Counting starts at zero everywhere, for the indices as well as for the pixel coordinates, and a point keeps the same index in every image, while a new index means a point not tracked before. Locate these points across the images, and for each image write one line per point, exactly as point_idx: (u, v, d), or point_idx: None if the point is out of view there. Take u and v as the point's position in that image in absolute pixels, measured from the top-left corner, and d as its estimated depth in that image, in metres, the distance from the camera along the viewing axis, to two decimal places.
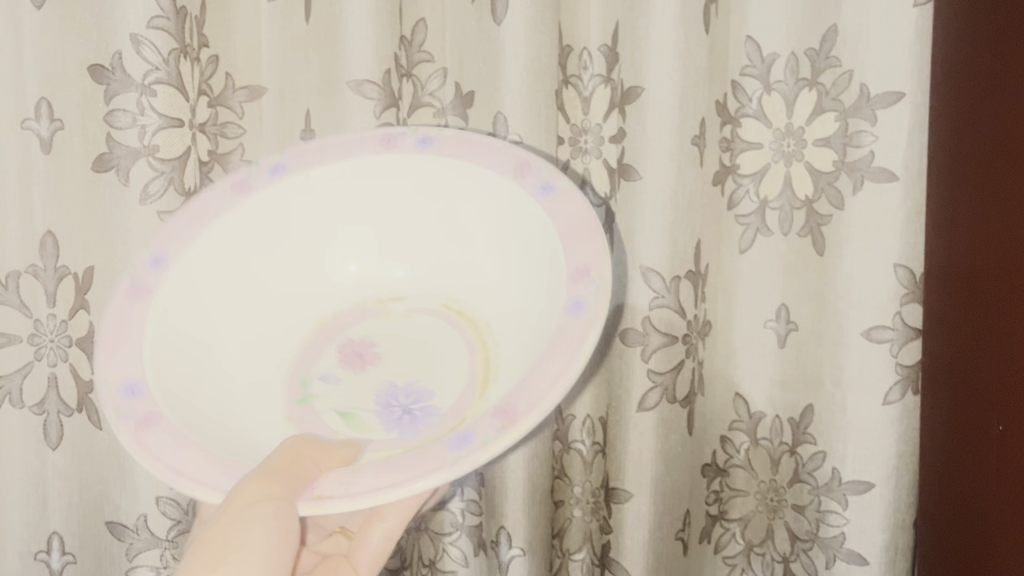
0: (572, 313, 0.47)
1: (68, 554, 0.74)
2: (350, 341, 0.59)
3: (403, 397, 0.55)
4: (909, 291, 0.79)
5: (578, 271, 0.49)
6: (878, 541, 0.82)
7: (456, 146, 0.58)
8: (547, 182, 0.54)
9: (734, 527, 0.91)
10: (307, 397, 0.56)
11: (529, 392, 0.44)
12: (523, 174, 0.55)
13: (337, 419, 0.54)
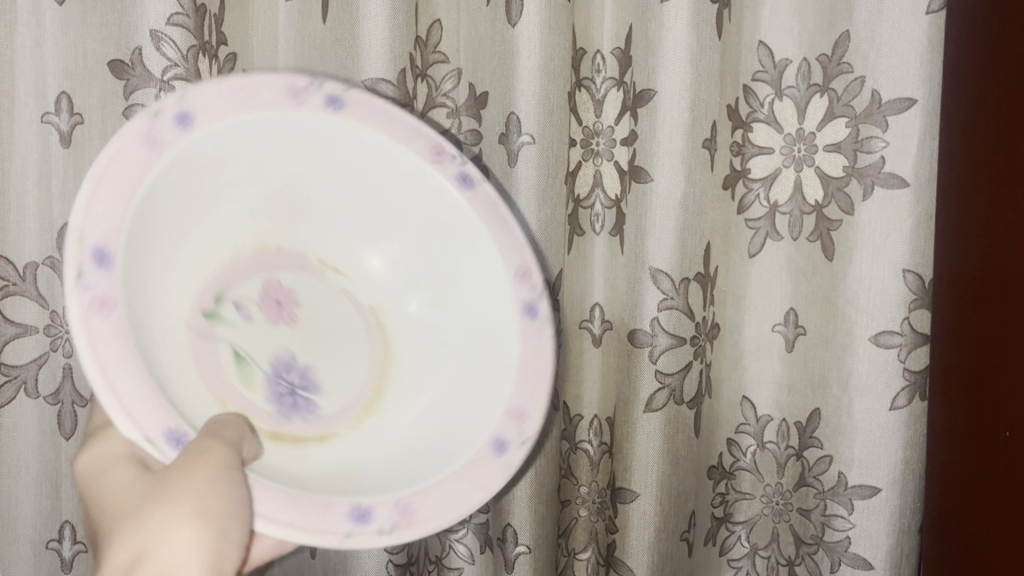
0: (496, 451, 0.53)
1: (78, 543, 0.75)
2: (273, 283, 0.57)
3: (294, 374, 0.57)
4: (915, 296, 0.79)
5: (514, 412, 0.55)
6: (883, 545, 0.82)
7: (485, 208, 0.58)
8: (533, 306, 0.58)
9: (739, 530, 0.90)
10: (214, 314, 0.54)
11: (430, 501, 0.50)
12: (522, 281, 0.58)
13: (228, 355, 0.54)
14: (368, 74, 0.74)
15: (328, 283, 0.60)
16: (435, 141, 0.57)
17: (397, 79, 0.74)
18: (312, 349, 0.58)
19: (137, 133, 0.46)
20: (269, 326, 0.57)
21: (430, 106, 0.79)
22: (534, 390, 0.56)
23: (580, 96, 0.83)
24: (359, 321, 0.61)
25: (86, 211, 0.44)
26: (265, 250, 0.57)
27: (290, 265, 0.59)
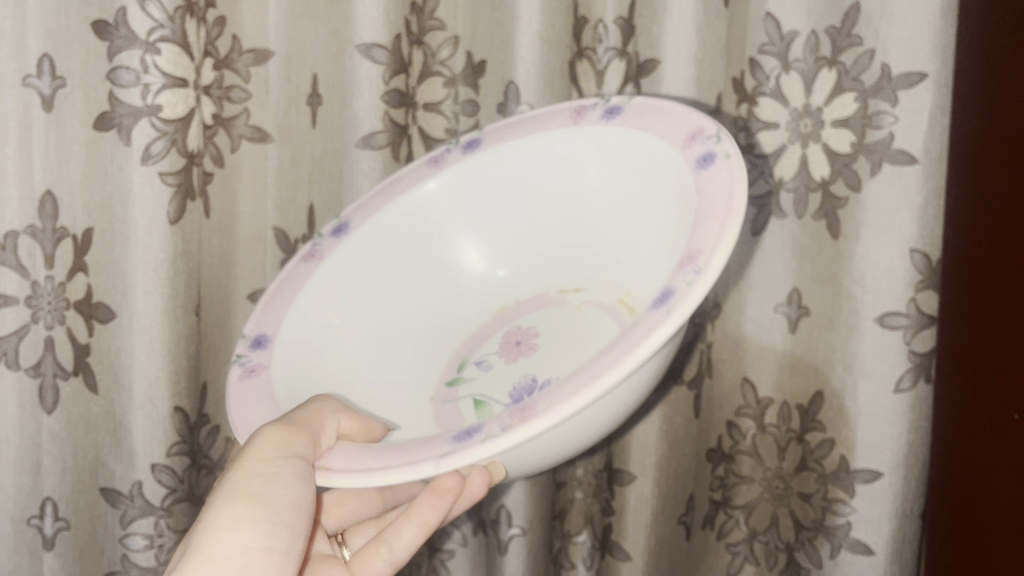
0: (659, 304, 0.42)
1: (60, 520, 0.71)
2: (515, 330, 0.62)
3: (535, 386, 0.55)
4: (922, 277, 0.77)
5: (688, 258, 0.43)
6: (884, 531, 0.80)
7: (636, 118, 0.57)
8: (710, 153, 0.49)
9: (737, 514, 0.89)
10: (457, 379, 0.61)
11: (559, 393, 0.40)
12: (692, 144, 0.51)
13: (470, 405, 0.57)
14: (362, 38, 0.71)
15: (570, 303, 0.62)
16: (576, 108, 0.61)
17: (392, 44, 0.71)
18: (552, 360, 0.58)
19: (301, 255, 0.63)
20: (512, 362, 0.59)
21: (426, 74, 0.76)
22: (721, 227, 0.43)
23: (581, 66, 0.79)
24: (607, 313, 0.60)
25: (256, 319, 0.59)
26: (505, 312, 0.65)
27: (531, 307, 0.64)
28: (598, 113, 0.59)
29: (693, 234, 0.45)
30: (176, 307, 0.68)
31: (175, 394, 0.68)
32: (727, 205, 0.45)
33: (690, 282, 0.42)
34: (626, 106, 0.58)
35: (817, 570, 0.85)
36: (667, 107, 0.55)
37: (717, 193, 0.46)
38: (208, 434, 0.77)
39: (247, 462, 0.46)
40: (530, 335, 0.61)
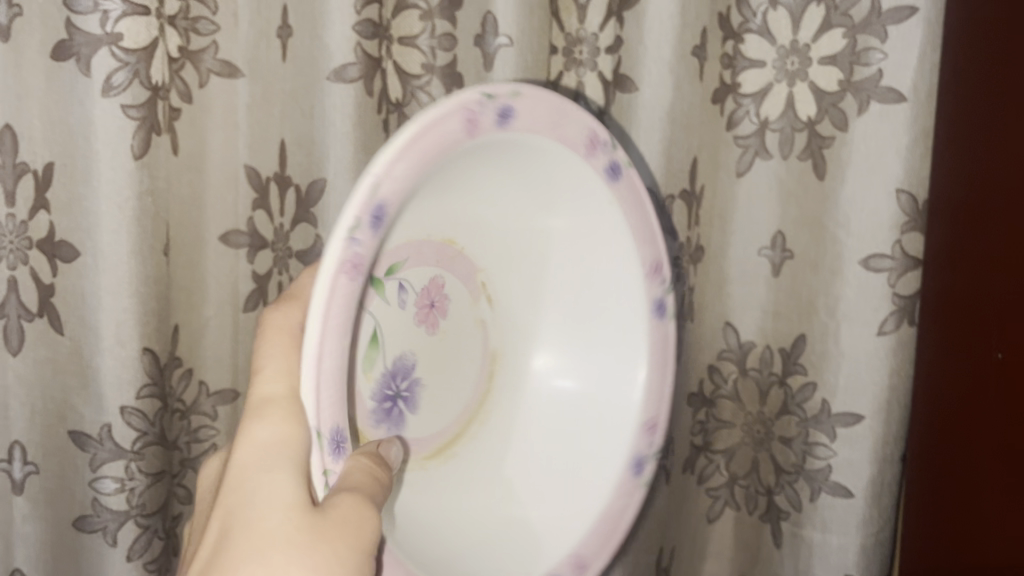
0: None
1: (29, 464, 0.69)
2: (439, 283, 0.56)
3: (400, 381, 0.54)
4: (908, 219, 0.76)
5: (578, 561, 0.58)
6: (865, 474, 0.79)
7: (655, 343, 0.60)
8: (641, 462, 0.60)
9: (718, 459, 0.88)
10: (392, 271, 0.52)
11: None
12: (649, 435, 0.60)
13: (370, 334, 0.51)
14: None
15: (478, 309, 0.59)
16: (657, 259, 0.60)
17: None
18: (434, 370, 0.57)
19: (461, 110, 0.46)
20: (417, 327, 0.55)
21: (400, 7, 0.73)
22: (631, 499, 0.60)
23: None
24: (482, 356, 0.60)
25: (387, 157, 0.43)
26: (449, 245, 0.56)
27: (466, 264, 0.58)
28: (658, 292, 0.60)
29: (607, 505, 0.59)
30: (144, 247, 0.66)
31: (143, 335, 0.67)
32: (613, 530, 0.60)
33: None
34: (668, 318, 0.61)
35: (797, 513, 0.84)
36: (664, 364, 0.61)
37: (621, 512, 0.60)
38: (181, 378, 0.76)
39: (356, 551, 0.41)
40: (442, 307, 0.56)
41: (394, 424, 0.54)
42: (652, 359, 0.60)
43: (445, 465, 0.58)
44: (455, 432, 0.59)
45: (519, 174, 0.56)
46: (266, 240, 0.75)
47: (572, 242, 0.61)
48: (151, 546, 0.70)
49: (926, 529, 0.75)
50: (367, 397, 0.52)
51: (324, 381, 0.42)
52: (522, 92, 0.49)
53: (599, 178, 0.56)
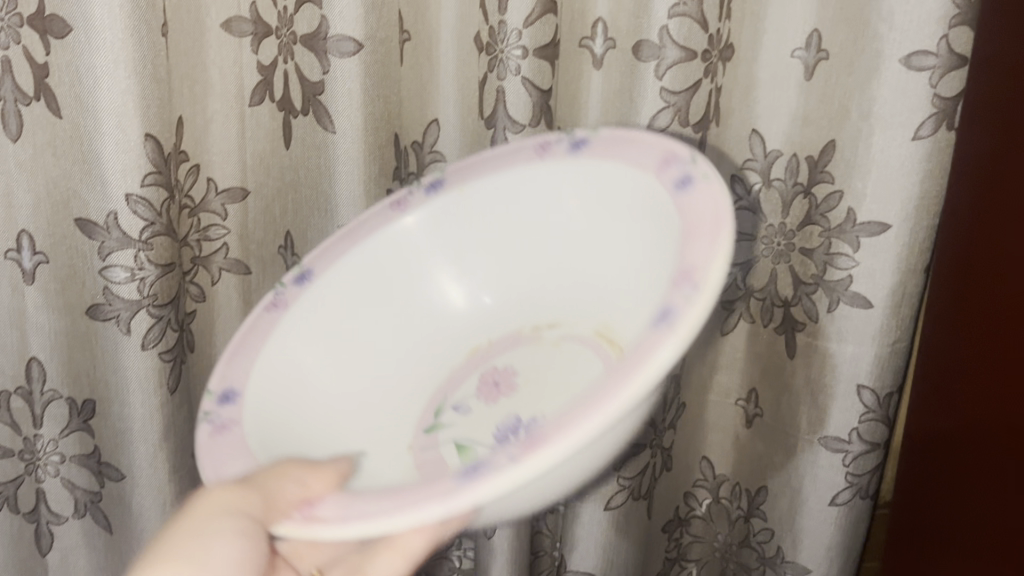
0: (661, 322, 0.43)
1: (39, 254, 0.68)
2: (493, 369, 0.62)
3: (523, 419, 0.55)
4: (959, 10, 0.70)
5: (683, 275, 0.46)
6: (885, 284, 0.78)
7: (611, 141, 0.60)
8: (687, 174, 0.53)
9: (736, 273, 0.86)
10: (436, 426, 0.60)
11: (562, 421, 0.40)
12: (668, 166, 0.54)
13: (453, 449, 0.56)
14: None
15: (546, 341, 0.62)
16: (540, 143, 0.63)
17: None
18: (533, 400, 0.58)
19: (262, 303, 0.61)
20: (492, 404, 0.60)
21: None
22: (709, 244, 0.47)
23: None
24: (590, 348, 0.60)
25: (218, 370, 0.56)
26: (478, 353, 0.64)
27: (507, 346, 0.64)
28: (565, 144, 0.62)
29: (686, 251, 0.48)
30: (140, 27, 0.61)
31: (146, 120, 0.64)
32: (709, 217, 0.49)
33: (688, 298, 0.44)
34: (596, 139, 0.61)
35: (813, 325, 0.83)
36: (631, 139, 0.59)
37: (712, 204, 0.50)
38: (188, 173, 0.72)
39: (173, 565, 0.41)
40: (509, 376, 0.61)
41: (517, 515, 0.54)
42: (615, 155, 0.58)
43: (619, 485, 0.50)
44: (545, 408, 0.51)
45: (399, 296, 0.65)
46: (270, 28, 0.70)
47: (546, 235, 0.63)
48: (164, 337, 0.69)
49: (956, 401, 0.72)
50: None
51: (225, 466, 0.49)
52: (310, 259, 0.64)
53: (423, 197, 0.65)
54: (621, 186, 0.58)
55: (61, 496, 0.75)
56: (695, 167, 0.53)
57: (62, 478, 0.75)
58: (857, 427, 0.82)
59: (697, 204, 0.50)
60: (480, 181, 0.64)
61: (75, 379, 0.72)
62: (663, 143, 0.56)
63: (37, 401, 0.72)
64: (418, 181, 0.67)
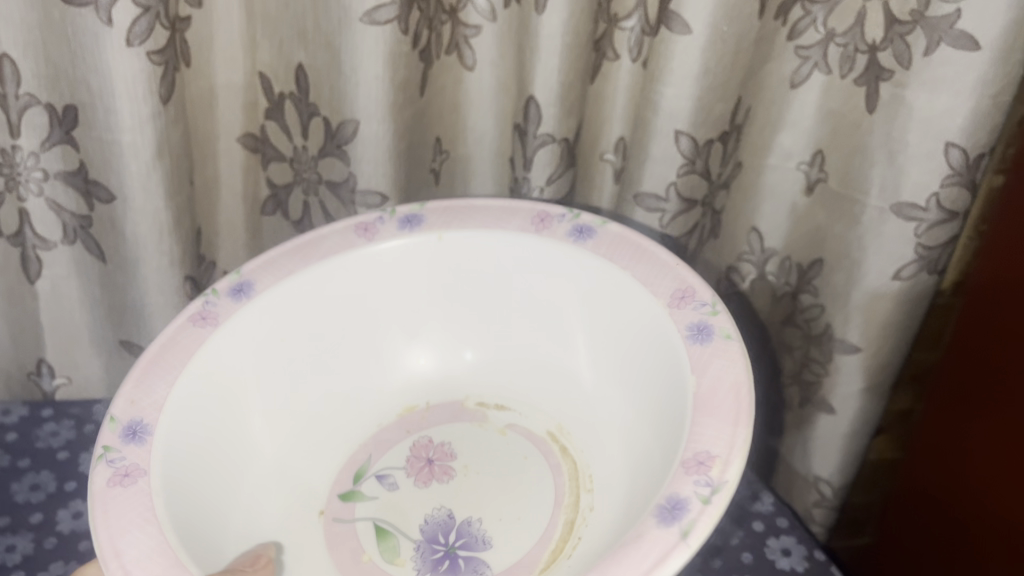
0: (671, 513, 0.47)
1: None
2: (420, 444, 0.66)
3: (449, 536, 0.60)
4: None
5: (695, 461, 0.49)
6: (999, 21, 0.64)
7: (614, 243, 0.66)
8: (705, 322, 0.58)
9: (817, 12, 0.73)
10: (350, 495, 0.62)
11: None
12: (682, 303, 0.60)
13: (369, 533, 0.60)
14: None
15: (491, 424, 0.67)
16: (539, 213, 0.69)
17: None
18: (468, 499, 0.62)
19: (190, 318, 0.61)
20: (422, 488, 0.63)
21: None
22: (732, 440, 0.50)
23: None
24: (537, 451, 0.65)
25: (127, 393, 0.56)
26: (410, 414, 0.68)
27: (440, 419, 0.68)
28: (566, 225, 0.68)
29: (698, 425, 0.52)
30: None
31: None
32: (730, 389, 0.54)
33: (703, 497, 0.47)
34: (600, 229, 0.67)
35: (904, 72, 0.70)
36: (644, 250, 0.65)
37: (720, 380, 0.54)
38: None
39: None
40: (445, 456, 0.65)
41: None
42: (617, 258, 0.65)
43: (571, 557, 0.57)
44: None
45: (403, 345, 0.70)
46: None
47: (526, 298, 0.69)
48: (154, 33, 0.59)
49: (981, 392, 0.73)
50: (415, 574, 0.57)
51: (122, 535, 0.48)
52: (251, 271, 0.65)
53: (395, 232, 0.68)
54: (626, 300, 0.64)
55: (48, 219, 0.69)
56: (725, 344, 0.57)
57: (47, 199, 0.68)
58: (938, 192, 0.72)
59: (714, 380, 0.54)
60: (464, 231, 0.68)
61: (54, 84, 0.63)
62: (688, 275, 0.62)
63: (11, 109, 0.63)
64: (391, 210, 0.70)
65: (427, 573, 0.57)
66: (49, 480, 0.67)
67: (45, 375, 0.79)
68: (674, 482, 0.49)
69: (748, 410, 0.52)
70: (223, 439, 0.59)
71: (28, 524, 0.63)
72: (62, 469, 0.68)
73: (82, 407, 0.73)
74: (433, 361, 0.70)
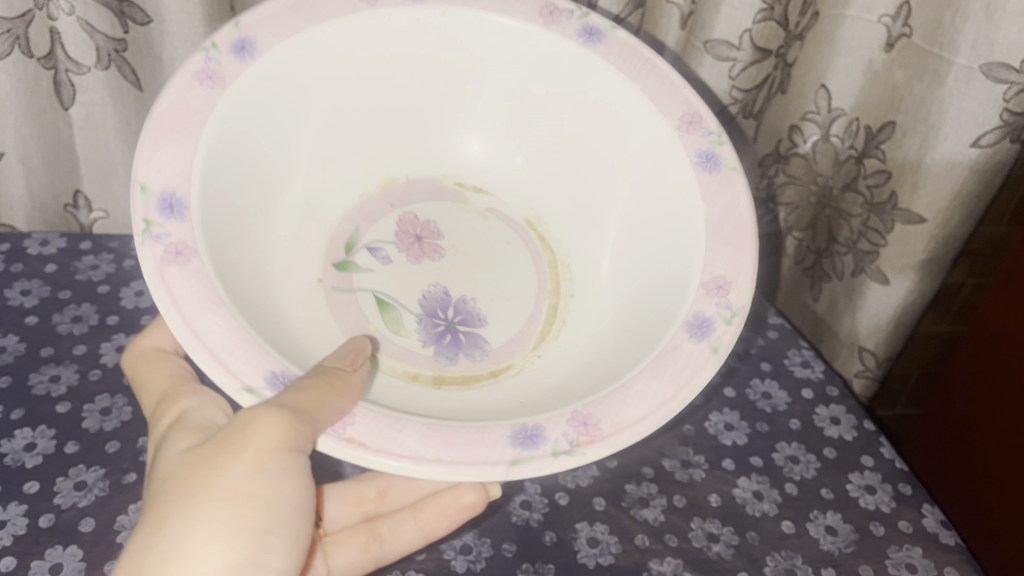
0: (695, 332, 0.47)
1: None
2: (413, 219, 0.63)
3: (449, 310, 0.59)
4: None
5: (714, 283, 0.50)
6: None
7: (618, 52, 0.58)
8: (710, 151, 0.55)
9: None
10: (347, 264, 0.60)
11: (612, 408, 0.44)
12: (690, 128, 0.56)
13: (376, 306, 0.58)
14: None
15: (472, 206, 0.65)
16: (548, 3, 0.59)
17: None
18: (463, 278, 0.61)
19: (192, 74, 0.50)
20: (416, 264, 0.61)
21: None
22: (741, 262, 0.50)
23: None
24: (517, 235, 0.64)
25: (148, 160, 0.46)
26: (390, 189, 0.64)
27: (424, 193, 0.65)
28: (574, 23, 0.59)
29: (710, 255, 0.51)
30: None
31: None
32: (736, 226, 0.52)
33: (725, 318, 0.48)
34: (609, 33, 0.59)
35: None
36: (653, 66, 0.58)
37: (729, 210, 0.53)
38: None
39: (243, 457, 0.41)
40: (432, 235, 0.62)
41: (470, 344, 0.58)
42: (621, 67, 0.58)
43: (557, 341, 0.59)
44: (491, 371, 0.56)
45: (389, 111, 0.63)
46: None
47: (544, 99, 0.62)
48: None
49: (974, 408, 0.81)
50: (421, 345, 0.57)
51: (195, 316, 0.43)
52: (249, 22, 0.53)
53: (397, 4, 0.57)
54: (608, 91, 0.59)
55: (80, 40, 0.65)
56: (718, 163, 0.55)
57: (79, 19, 0.64)
58: None
59: (722, 210, 0.53)
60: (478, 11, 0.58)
61: None
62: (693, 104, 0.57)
63: None
64: None
65: (432, 343, 0.57)
66: (91, 312, 0.66)
67: (82, 208, 0.77)
68: (695, 302, 0.49)
69: (753, 240, 0.51)
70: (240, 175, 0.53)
71: (71, 356, 0.62)
72: (102, 301, 0.67)
73: (120, 242, 0.72)
74: (468, 146, 0.66)
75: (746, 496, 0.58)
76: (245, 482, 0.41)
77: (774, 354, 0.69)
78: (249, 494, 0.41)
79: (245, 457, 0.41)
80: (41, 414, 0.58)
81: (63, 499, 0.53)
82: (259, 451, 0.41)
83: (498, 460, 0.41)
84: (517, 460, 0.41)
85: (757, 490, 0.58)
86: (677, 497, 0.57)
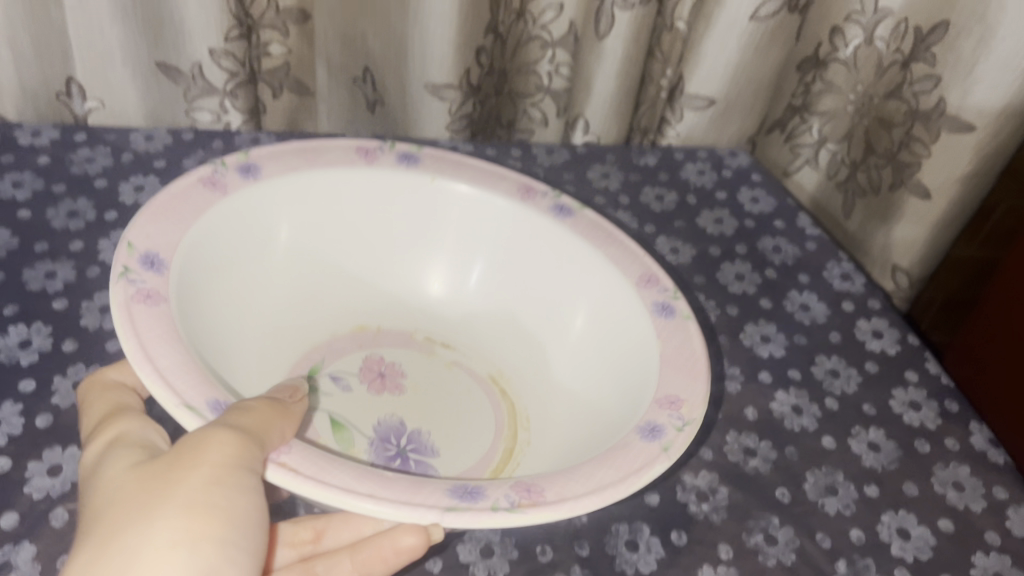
0: (646, 434, 0.42)
1: None
2: (376, 357, 0.57)
3: (403, 439, 0.52)
4: None
5: (667, 398, 0.44)
6: None
7: (587, 229, 0.57)
8: (664, 303, 0.51)
9: None
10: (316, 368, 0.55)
11: (562, 478, 0.38)
12: (647, 286, 0.52)
13: (327, 420, 0.51)
14: None
15: (439, 357, 0.58)
16: (525, 184, 0.59)
17: None
18: (422, 402, 0.54)
19: (198, 179, 0.51)
20: (375, 396, 0.54)
21: None
22: (697, 387, 0.46)
23: None
24: (482, 388, 0.56)
25: (140, 227, 0.46)
26: (363, 332, 0.58)
27: (393, 340, 0.58)
28: (548, 202, 0.58)
29: (664, 379, 0.46)
30: None
31: None
32: (689, 363, 0.47)
33: (677, 426, 0.43)
34: (577, 212, 0.58)
35: None
36: (614, 238, 0.56)
37: (683, 346, 0.48)
38: None
39: (196, 474, 0.35)
40: (396, 372, 0.56)
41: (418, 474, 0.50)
42: (585, 237, 0.56)
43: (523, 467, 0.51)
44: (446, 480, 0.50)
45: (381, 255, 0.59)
46: None
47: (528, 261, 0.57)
48: None
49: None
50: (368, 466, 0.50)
51: (153, 343, 0.39)
52: (258, 155, 0.55)
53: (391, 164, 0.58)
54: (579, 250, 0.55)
55: None
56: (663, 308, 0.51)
57: None
58: None
59: (674, 348, 0.48)
60: (460, 186, 0.58)
61: None
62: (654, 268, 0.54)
63: None
64: (393, 143, 0.60)
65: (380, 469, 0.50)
66: (88, 208, 0.62)
67: (76, 98, 0.72)
68: (648, 411, 0.44)
69: (705, 367, 0.47)
70: (229, 231, 0.51)
71: (68, 251, 0.58)
72: (100, 196, 0.63)
73: (118, 134, 0.68)
74: (443, 283, 0.60)
75: (784, 410, 0.55)
76: (204, 490, 0.34)
77: (811, 267, 0.65)
78: (208, 506, 0.34)
79: (200, 468, 0.35)
80: (36, 310, 0.54)
81: (61, 399, 0.50)
82: (210, 462, 0.35)
83: (432, 504, 0.36)
84: (454, 507, 0.36)
85: (796, 405, 0.55)
86: (711, 409, 0.54)
